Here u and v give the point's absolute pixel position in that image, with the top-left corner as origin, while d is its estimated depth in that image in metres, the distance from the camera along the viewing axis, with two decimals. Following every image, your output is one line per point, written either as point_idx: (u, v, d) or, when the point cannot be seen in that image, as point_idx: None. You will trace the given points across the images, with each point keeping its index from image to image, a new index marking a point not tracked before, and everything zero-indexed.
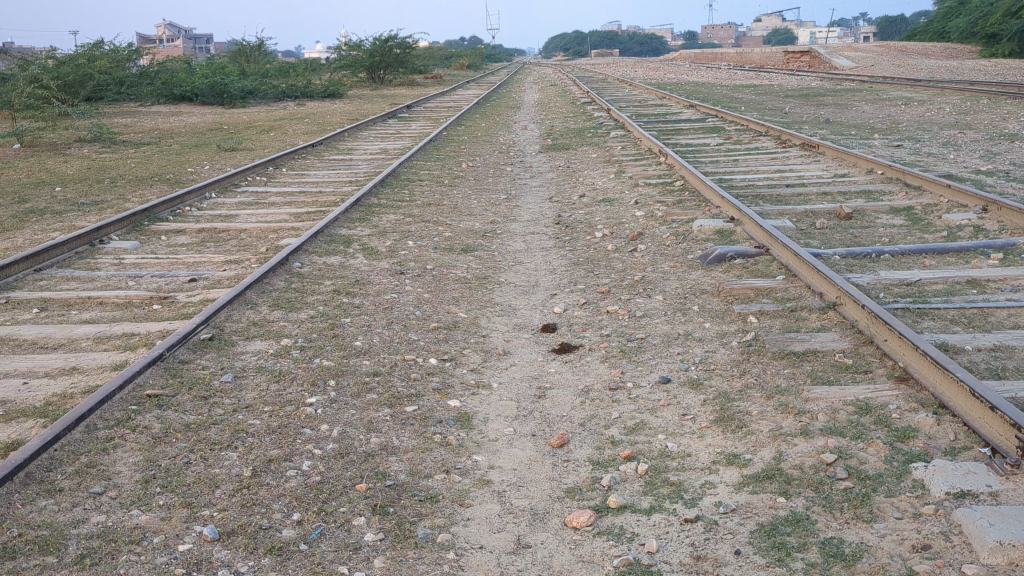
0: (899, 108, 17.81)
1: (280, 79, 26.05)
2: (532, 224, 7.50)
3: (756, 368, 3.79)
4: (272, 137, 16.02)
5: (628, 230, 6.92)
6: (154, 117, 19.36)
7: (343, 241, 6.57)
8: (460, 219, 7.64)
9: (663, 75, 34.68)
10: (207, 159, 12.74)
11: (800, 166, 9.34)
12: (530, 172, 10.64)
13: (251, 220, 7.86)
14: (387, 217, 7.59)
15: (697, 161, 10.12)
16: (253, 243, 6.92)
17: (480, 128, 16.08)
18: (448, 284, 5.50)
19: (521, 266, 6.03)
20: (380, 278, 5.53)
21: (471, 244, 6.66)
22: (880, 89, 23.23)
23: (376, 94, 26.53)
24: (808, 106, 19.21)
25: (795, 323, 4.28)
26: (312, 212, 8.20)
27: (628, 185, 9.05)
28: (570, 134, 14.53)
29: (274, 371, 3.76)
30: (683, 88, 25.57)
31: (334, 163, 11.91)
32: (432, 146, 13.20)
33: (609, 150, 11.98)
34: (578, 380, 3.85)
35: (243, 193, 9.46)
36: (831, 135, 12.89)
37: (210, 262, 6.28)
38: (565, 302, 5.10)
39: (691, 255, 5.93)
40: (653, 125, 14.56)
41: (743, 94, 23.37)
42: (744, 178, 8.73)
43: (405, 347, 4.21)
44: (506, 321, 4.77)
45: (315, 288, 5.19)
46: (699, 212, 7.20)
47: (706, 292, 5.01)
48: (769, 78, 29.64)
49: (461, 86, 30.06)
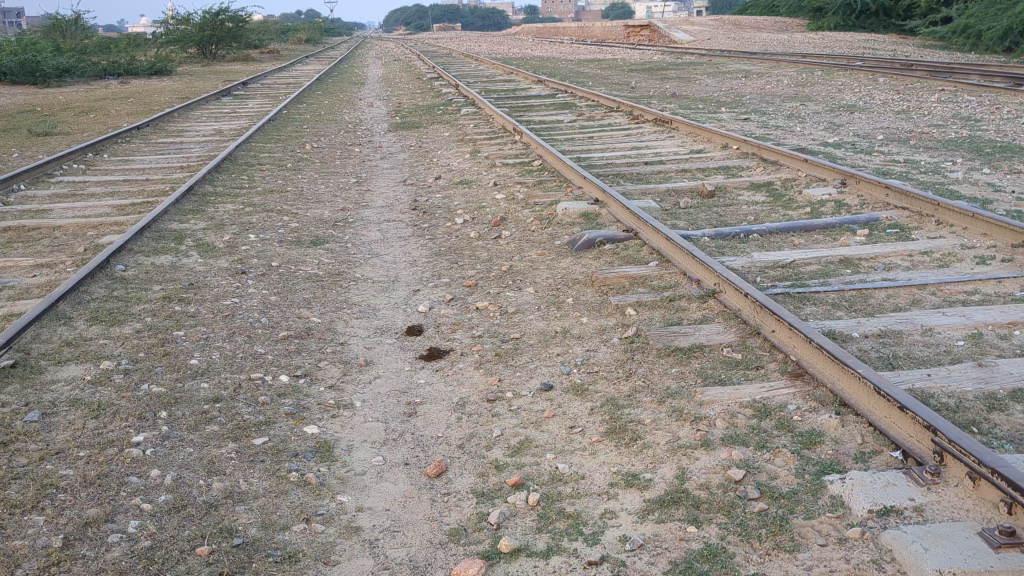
0: (740, 81, 18.15)
1: (102, 55, 24.30)
2: (386, 210, 7.03)
3: (642, 367, 3.47)
4: (94, 119, 14.82)
5: (489, 215, 6.55)
6: None
7: (174, 237, 5.93)
8: (307, 207, 7.07)
9: (508, 49, 34.53)
10: (17, 145, 11.57)
11: (655, 142, 9.20)
12: (380, 153, 10.12)
13: (66, 217, 7.06)
14: (224, 208, 6.95)
15: (551, 139, 9.86)
16: (69, 245, 6.18)
17: (324, 105, 15.35)
18: (297, 283, 4.98)
19: (377, 259, 5.57)
20: (218, 280, 4.96)
21: (320, 236, 6.14)
22: (718, 62, 23.70)
23: (208, 70, 25.14)
24: (653, 80, 19.33)
25: (676, 314, 4.01)
26: (137, 204, 7.45)
27: (483, 165, 8.69)
28: (419, 112, 14.02)
29: (91, 406, 3.19)
30: (528, 63, 25.38)
31: (164, 147, 11.01)
32: (273, 126, 12.44)
33: (460, 128, 11.57)
34: (451, 392, 3.44)
35: (58, 184, 8.55)
36: (680, 109, 12.90)
37: (15, 266, 5.67)
38: (428, 300, 4.69)
39: (557, 241, 5.61)
40: (504, 102, 14.24)
41: (588, 68, 23.42)
42: (602, 156, 8.51)
43: (251, 365, 3.70)
44: (365, 324, 4.30)
45: (143, 297, 4.58)
46: (561, 193, 6.90)
47: (579, 282, 4.71)
48: (613, 52, 29.96)
49: (300, 61, 28.92)
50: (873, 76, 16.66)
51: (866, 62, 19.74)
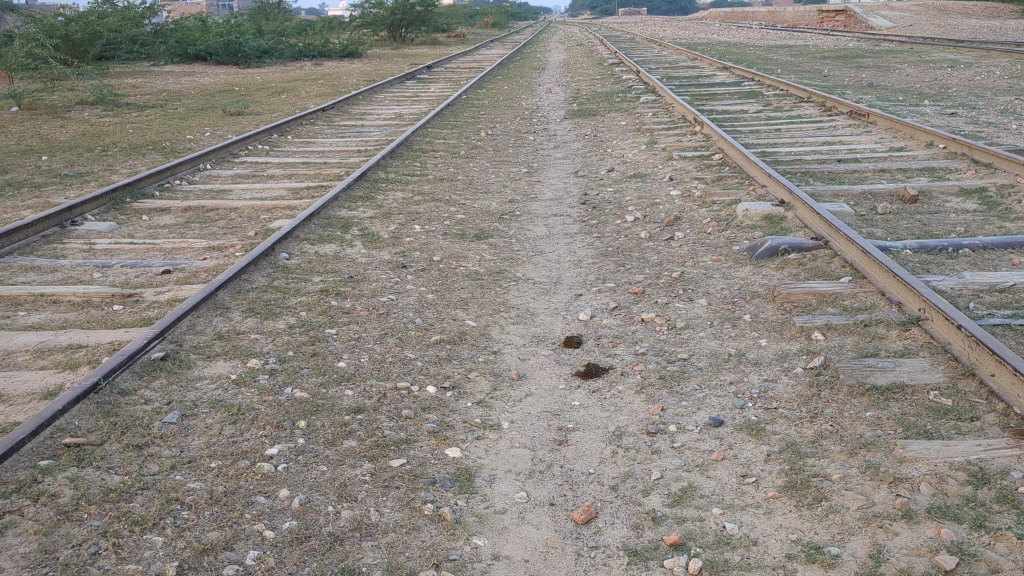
0: (946, 72, 16.76)
1: (298, 38, 25.23)
2: (555, 203, 6.75)
3: (830, 407, 3.01)
4: (284, 99, 15.32)
5: (662, 213, 6.14)
6: (165, 78, 18.69)
7: (340, 225, 5.87)
8: (475, 197, 6.89)
9: (694, 35, 33.63)
10: (211, 124, 12.06)
11: (850, 137, 8.47)
12: (554, 142, 9.85)
13: (244, 199, 7.18)
14: (393, 195, 6.86)
15: (734, 131, 9.29)
16: (241, 228, 6.24)
17: (502, 91, 15.25)
18: (455, 280, 4.77)
19: (540, 257, 5.29)
20: (377, 273, 4.82)
21: (485, 229, 5.92)
22: (922, 51, 22.08)
23: (396, 53, 25.68)
24: (849, 69, 18.14)
25: (872, 343, 3.50)
26: (311, 188, 7.50)
27: (661, 158, 8.26)
28: (598, 99, 13.67)
29: (231, 409, 3.07)
30: (714, 49, 24.52)
31: (344, 130, 11.16)
32: (450, 111, 12.42)
33: (638, 117, 11.13)
34: (608, 419, 3.11)
35: (242, 164, 8.77)
36: (877, 101, 11.95)
37: (189, 248, 5.76)
38: (591, 306, 4.36)
39: (736, 246, 5.15)
40: (686, 90, 13.67)
41: (777, 55, 22.36)
42: (790, 151, 7.90)
43: (398, 371, 3.49)
44: (521, 331, 4.02)
45: (301, 289, 4.48)
46: (742, 192, 6.40)
47: (758, 296, 4.25)
48: (805, 39, 28.57)
49: (485, 45, 29.04)
50: None
51: None
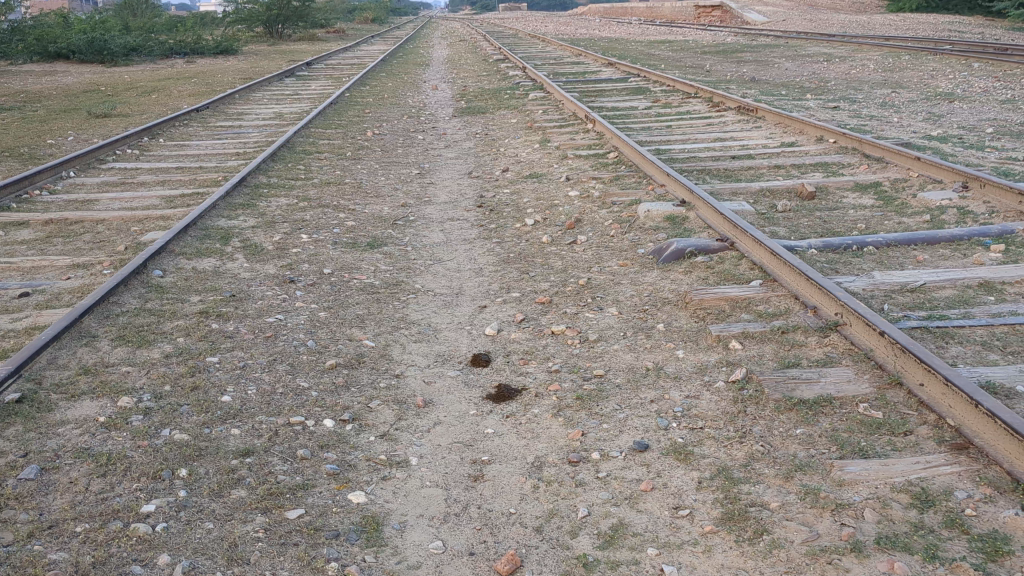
0: (822, 66, 17.22)
1: (169, 34, 24.13)
2: (449, 207, 6.48)
3: (758, 425, 2.84)
4: (155, 99, 14.52)
5: (562, 216, 5.95)
6: (24, 78, 17.52)
7: (220, 236, 5.45)
8: (365, 202, 6.55)
9: (574, 30, 33.74)
10: (74, 127, 11.28)
11: (741, 133, 8.49)
12: (444, 141, 9.57)
13: (113, 209, 6.65)
14: (277, 202, 6.45)
15: (626, 128, 9.20)
16: (110, 242, 5.74)
17: (386, 88, 14.87)
18: (349, 295, 4.45)
19: (439, 266, 5.01)
20: (263, 290, 4.46)
21: (378, 237, 5.60)
22: (797, 45, 22.70)
23: (273, 50, 24.87)
24: (729, 64, 18.44)
25: (792, 352, 3.37)
26: (187, 196, 7.01)
27: (555, 156, 8.09)
28: (485, 96, 13.44)
29: (98, 459, 2.68)
30: (597, 44, 24.66)
31: (221, 131, 10.60)
32: (334, 110, 11.98)
33: (528, 115, 10.95)
34: (525, 449, 2.86)
35: (110, 171, 8.16)
36: (761, 95, 12.11)
37: (51, 266, 5.25)
38: (496, 320, 4.11)
39: (641, 250, 4.99)
40: (573, 86, 13.59)
41: (658, 51, 22.63)
42: (683, 148, 7.84)
43: (291, 404, 3.16)
44: (424, 351, 3.75)
45: (178, 311, 4.08)
46: (641, 191, 6.27)
47: (670, 303, 4.09)
48: (683, 34, 29.02)
49: (366, 40, 28.44)
50: (965, 61, 15.60)
51: (956, 45, 18.60)
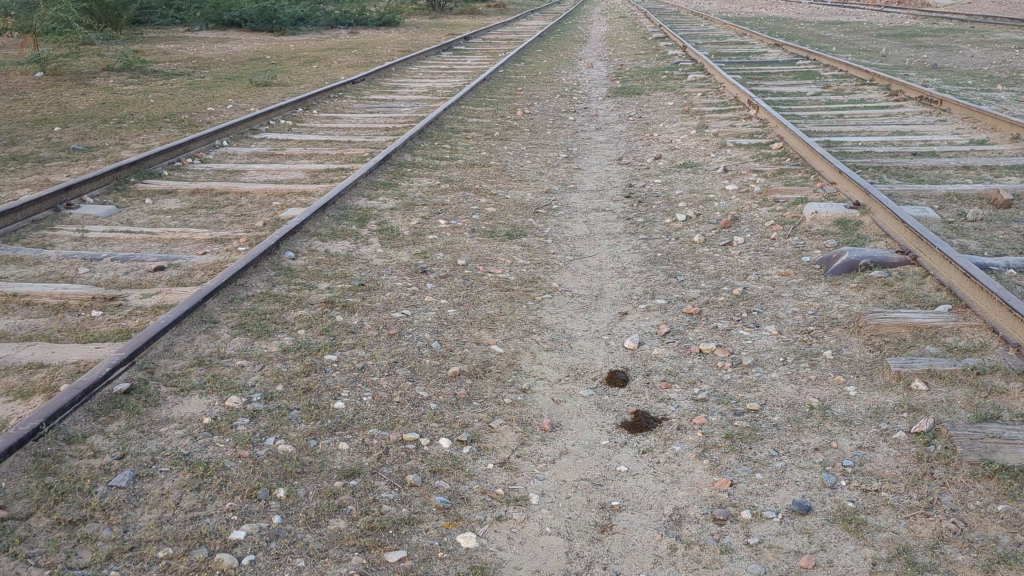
0: (1014, 53, 15.78)
1: (335, 5, 24.55)
2: (596, 196, 6.10)
3: (947, 495, 2.36)
4: (315, 70, 14.69)
5: (717, 212, 5.47)
6: (196, 44, 18.12)
7: (357, 217, 5.27)
8: (508, 187, 6.24)
9: (740, 9, 32.46)
10: (235, 95, 11.47)
11: (922, 127, 7.71)
12: (596, 123, 9.17)
13: (258, 181, 6.59)
14: (419, 183, 6.23)
15: (792, 116, 8.54)
16: (250, 217, 5.66)
17: (541, 65, 14.55)
18: (481, 291, 4.15)
19: (580, 263, 4.65)
20: (393, 280, 4.22)
21: (518, 226, 5.29)
22: (985, 30, 20.97)
23: (433, 23, 24.96)
24: (907, 48, 17.17)
25: (988, 401, 2.84)
26: (331, 171, 6.89)
27: (713, 144, 7.57)
28: (642, 76, 12.93)
29: (195, 470, 2.48)
30: (763, 24, 23.54)
31: (373, 104, 10.54)
32: (486, 86, 11.75)
33: (686, 97, 10.39)
34: (663, 496, 2.48)
35: (261, 141, 8.17)
36: (944, 84, 11.12)
37: (191, 239, 5.19)
38: (639, 330, 3.73)
39: (807, 257, 4.48)
40: (737, 67, 12.89)
41: (829, 32, 21.35)
42: (857, 142, 7.16)
43: (407, 416, 2.88)
44: (557, 362, 3.40)
45: (303, 298, 3.89)
46: (808, 189, 5.70)
47: (839, 326, 3.59)
48: (857, 15, 27.35)
49: (525, 15, 28.18)
50: None
51: None
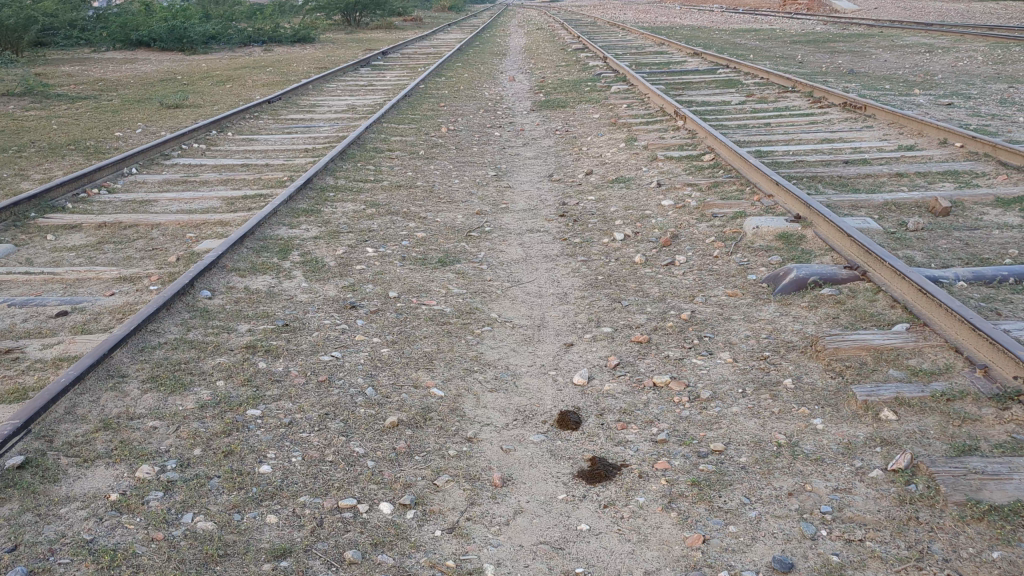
0: (925, 57, 16.15)
1: (248, 22, 23.97)
2: (529, 215, 5.88)
3: (938, 544, 2.19)
4: (229, 89, 14.20)
5: (656, 230, 5.30)
6: (103, 66, 17.43)
7: (279, 248, 4.95)
8: (437, 209, 5.99)
9: (655, 18, 32.79)
10: (144, 119, 10.97)
11: (850, 134, 7.70)
12: (522, 138, 8.97)
13: (170, 212, 6.21)
14: (343, 208, 5.93)
15: (720, 125, 8.47)
16: (161, 252, 5.28)
17: (463, 79, 14.33)
18: (417, 325, 3.88)
19: (519, 290, 4.42)
20: (320, 318, 3.92)
21: (450, 252, 5.03)
22: (894, 35, 21.48)
23: (350, 38, 24.54)
24: (823, 54, 17.44)
25: (963, 431, 2.69)
26: (248, 198, 6.53)
27: (643, 157, 7.43)
28: (566, 88, 12.81)
29: (100, 560, 2.16)
30: (679, 34, 23.76)
31: (291, 125, 10.17)
32: (408, 102, 11.48)
33: (612, 109, 10.26)
34: (632, 559, 2.25)
35: (172, 168, 7.75)
36: (864, 89, 11.24)
37: (98, 279, 4.80)
38: (587, 363, 3.50)
39: (753, 276, 4.32)
40: (660, 77, 12.87)
41: (745, 39, 21.61)
42: (788, 151, 7.10)
43: (343, 478, 2.60)
44: (504, 404, 3.16)
45: (221, 344, 3.56)
46: (745, 202, 5.57)
47: (796, 351, 3.43)
48: (770, 22, 27.77)
49: (443, 28, 27.94)
50: None
51: None
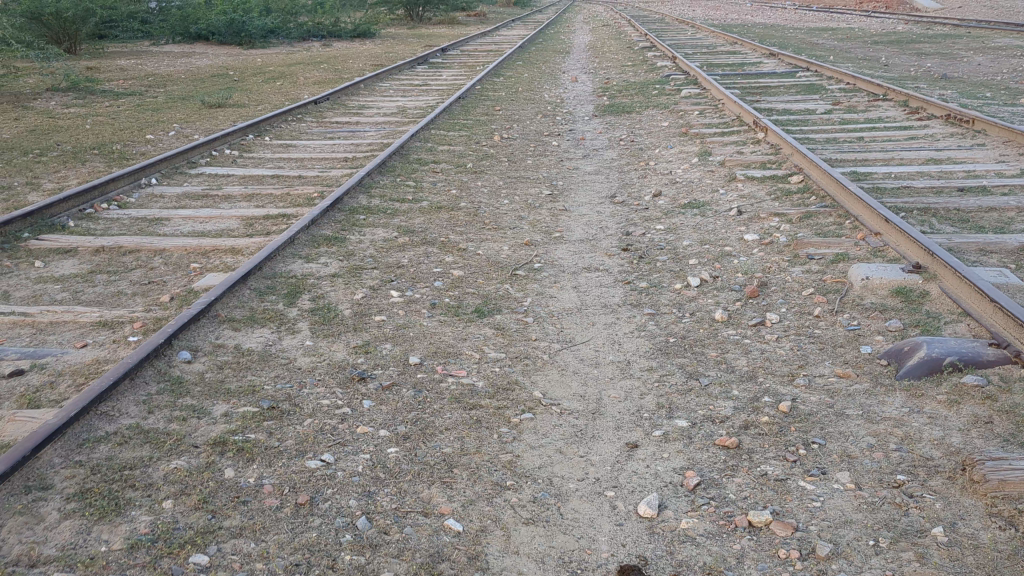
0: (1022, 61, 14.89)
1: (309, 15, 23.41)
2: (586, 248, 5.03)
3: None
4: (278, 87, 13.54)
5: (739, 274, 4.40)
6: (156, 59, 16.96)
7: (289, 289, 4.18)
8: (480, 238, 5.17)
9: (724, 14, 31.64)
10: (182, 120, 10.32)
11: (960, 153, 6.70)
12: (582, 148, 8.12)
13: (180, 234, 5.47)
14: (372, 235, 5.15)
15: (806, 139, 7.52)
16: (157, 286, 4.53)
17: (522, 79, 13.50)
18: (439, 408, 3.07)
19: (571, 356, 3.57)
20: (322, 394, 3.13)
21: (490, 298, 4.21)
22: (983, 35, 20.10)
23: (409, 33, 23.91)
24: (909, 56, 16.24)
25: None
26: (271, 218, 5.78)
27: (719, 176, 6.53)
28: (631, 90, 11.92)
29: None
30: (752, 32, 22.62)
31: (334, 129, 9.44)
32: (461, 104, 10.70)
33: (681, 116, 9.34)
34: None
35: (197, 179, 7.04)
36: (962, 97, 10.14)
37: (77, 321, 4.05)
38: (659, 480, 2.64)
39: (868, 350, 3.43)
40: (733, 80, 11.89)
41: (823, 39, 20.44)
42: (889, 174, 6.14)
43: None
44: (545, 546, 2.33)
45: (185, 436, 2.78)
46: (847, 241, 4.65)
47: (943, 480, 2.54)
48: (848, 20, 26.37)
49: (507, 24, 27.16)
50: None
51: None
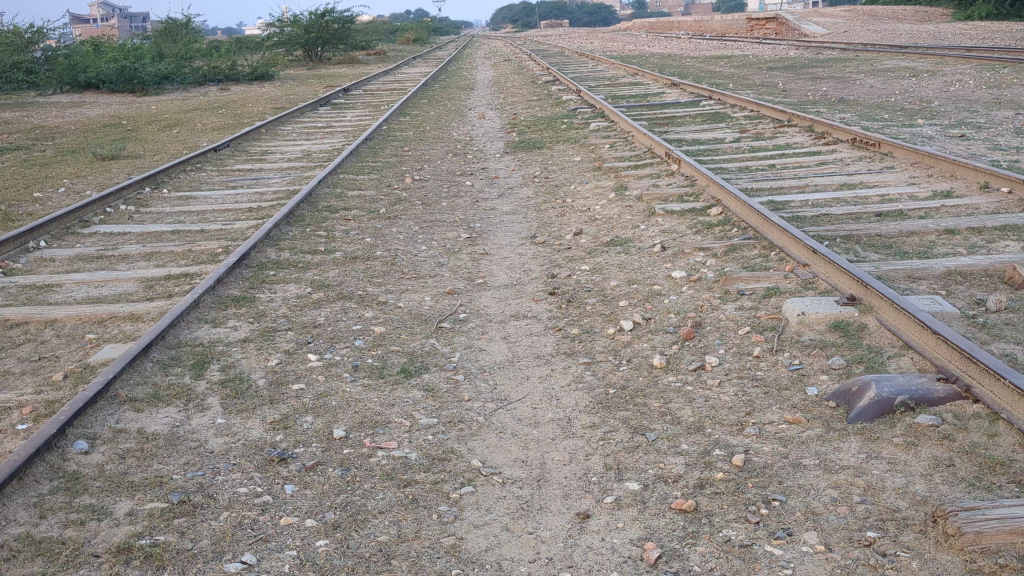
0: (911, 81, 15.44)
1: (204, 59, 22.85)
2: (512, 294, 4.83)
3: None
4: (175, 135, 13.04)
5: (672, 315, 4.26)
6: (43, 110, 16.23)
7: (197, 358, 3.85)
8: (400, 289, 4.93)
9: (622, 45, 32.20)
10: (72, 174, 9.78)
11: (870, 177, 6.76)
12: (496, 187, 7.96)
13: (73, 301, 5.07)
14: (284, 292, 4.85)
15: (720, 168, 7.51)
16: (48, 362, 4.14)
17: (429, 117, 13.34)
18: (370, 487, 2.80)
19: (508, 416, 3.35)
20: (240, 480, 2.83)
21: (416, 355, 3.96)
22: (870, 57, 20.86)
23: (310, 74, 23.56)
24: (804, 80, 16.68)
25: None
26: (173, 278, 5.42)
27: (638, 211, 6.43)
28: (540, 125, 11.86)
29: None
30: (650, 62, 22.99)
31: (236, 177, 9.07)
32: (369, 146, 10.45)
33: (592, 150, 9.29)
34: None
35: (90, 238, 6.60)
36: (862, 120, 10.37)
37: None
38: (617, 556, 2.43)
39: (814, 391, 3.30)
40: (640, 111, 11.95)
41: (721, 67, 20.88)
42: (806, 201, 6.13)
43: None
44: None
45: (84, 544, 2.46)
46: (776, 274, 4.56)
47: (914, 533, 2.40)
48: (741, 47, 27.14)
49: (408, 62, 27.02)
50: None
51: None
